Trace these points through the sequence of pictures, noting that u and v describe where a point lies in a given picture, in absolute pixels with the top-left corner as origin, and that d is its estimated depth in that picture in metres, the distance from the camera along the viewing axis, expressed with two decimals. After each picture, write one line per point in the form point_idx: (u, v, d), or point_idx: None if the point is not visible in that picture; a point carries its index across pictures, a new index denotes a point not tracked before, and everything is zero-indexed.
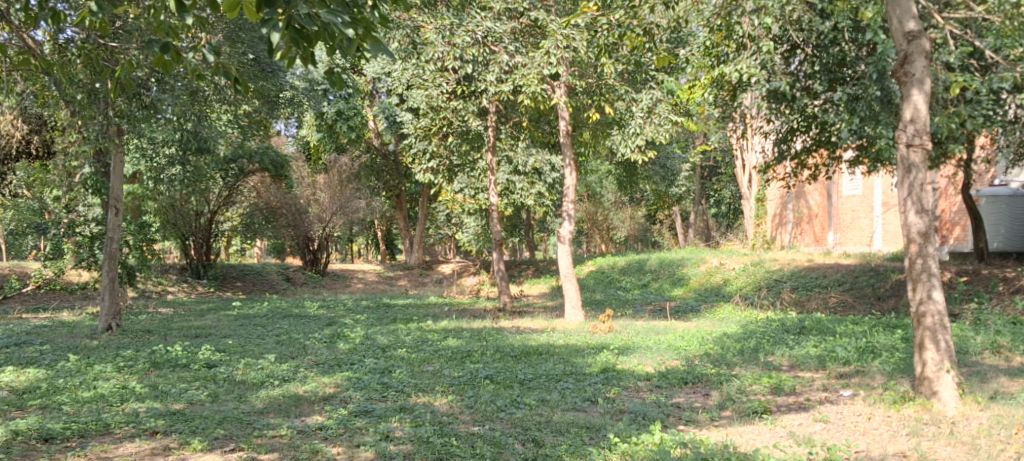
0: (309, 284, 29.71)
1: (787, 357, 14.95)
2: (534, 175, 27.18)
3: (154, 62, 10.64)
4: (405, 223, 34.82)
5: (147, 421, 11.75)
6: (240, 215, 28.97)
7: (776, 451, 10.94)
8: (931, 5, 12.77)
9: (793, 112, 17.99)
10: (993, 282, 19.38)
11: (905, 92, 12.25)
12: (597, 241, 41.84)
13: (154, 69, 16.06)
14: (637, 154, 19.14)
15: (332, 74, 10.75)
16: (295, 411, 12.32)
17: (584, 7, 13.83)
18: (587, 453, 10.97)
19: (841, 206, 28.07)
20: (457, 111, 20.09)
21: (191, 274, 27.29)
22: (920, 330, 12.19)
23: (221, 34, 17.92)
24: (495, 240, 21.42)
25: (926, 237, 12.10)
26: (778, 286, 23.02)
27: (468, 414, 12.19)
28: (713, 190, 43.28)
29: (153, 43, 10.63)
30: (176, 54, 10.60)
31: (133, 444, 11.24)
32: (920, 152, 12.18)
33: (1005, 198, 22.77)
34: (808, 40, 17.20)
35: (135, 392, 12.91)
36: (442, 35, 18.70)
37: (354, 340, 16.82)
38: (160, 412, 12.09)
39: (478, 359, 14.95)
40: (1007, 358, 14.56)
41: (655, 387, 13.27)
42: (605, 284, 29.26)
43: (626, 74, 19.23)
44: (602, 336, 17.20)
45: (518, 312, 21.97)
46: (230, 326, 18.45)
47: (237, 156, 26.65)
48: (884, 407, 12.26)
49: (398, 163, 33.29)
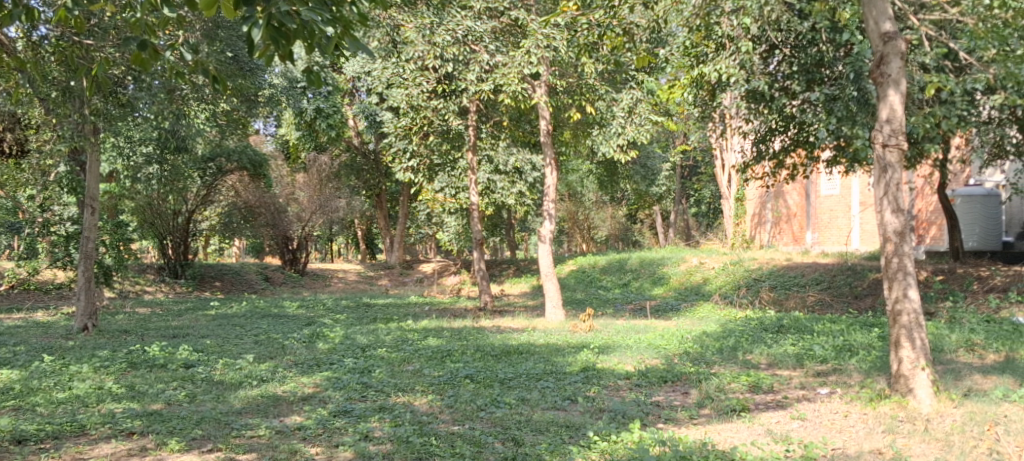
0: (288, 284, 29.59)
1: (765, 356, 15.01)
2: (516, 174, 27.23)
3: (130, 60, 10.53)
4: (385, 223, 34.80)
5: (124, 422, 11.70)
6: (218, 215, 28.82)
7: (753, 448, 11.00)
8: (908, 7, 12.88)
9: (772, 113, 18.15)
10: (968, 281, 19.50)
11: (881, 92, 12.31)
12: (578, 240, 41.99)
13: (131, 67, 15.95)
14: (619, 154, 19.13)
15: (311, 73, 10.68)
16: (273, 412, 12.29)
17: (565, 7, 13.78)
18: (567, 451, 10.98)
19: (819, 205, 28.21)
20: (437, 109, 20.07)
21: (169, 274, 27.02)
22: (897, 328, 12.26)
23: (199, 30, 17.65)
24: (477, 239, 21.34)
25: (903, 236, 12.18)
26: (757, 285, 23.08)
27: (448, 414, 12.18)
28: (694, 190, 43.53)
29: (130, 41, 10.51)
30: (157, 52, 10.52)
31: (109, 445, 11.18)
32: (896, 152, 12.26)
33: (981, 197, 22.80)
34: (787, 41, 17.29)
35: (111, 392, 12.84)
36: (422, 34, 18.59)
37: (334, 340, 16.80)
38: (136, 413, 12.04)
39: (458, 359, 14.94)
40: (980, 356, 14.70)
41: (636, 386, 13.29)
42: (586, 283, 29.25)
43: (607, 74, 19.38)
44: (583, 336, 17.13)
45: (499, 311, 21.88)
46: (209, 326, 18.36)
47: (216, 154, 26.86)
48: (861, 405, 12.33)
49: (378, 162, 33.32)
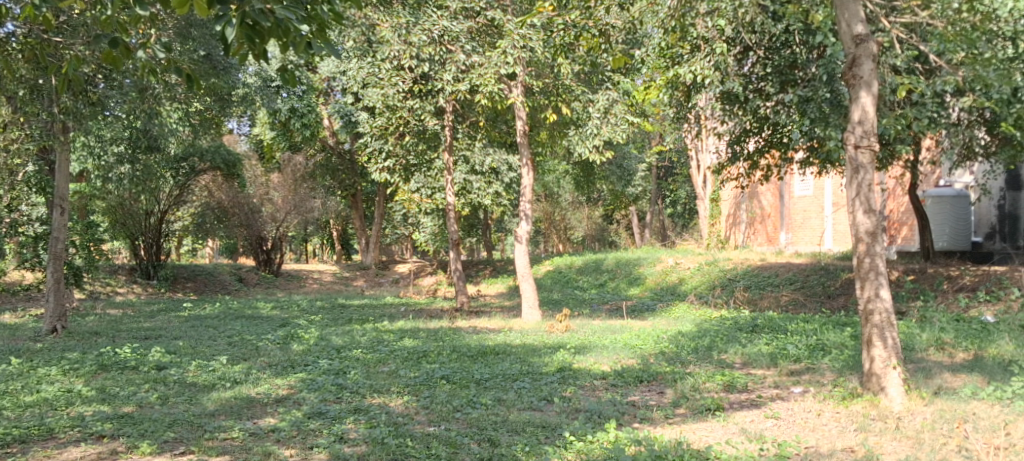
0: (262, 285, 29.48)
1: (740, 355, 15.10)
2: (491, 175, 27.25)
3: (101, 57, 10.53)
4: (361, 223, 34.70)
5: (94, 425, 11.62)
6: (192, 215, 28.70)
7: (728, 447, 11.05)
8: (879, 9, 13.01)
9: (746, 114, 18.32)
10: (938, 281, 19.67)
11: (854, 94, 12.40)
12: (555, 241, 42.13)
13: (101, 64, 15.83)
14: (595, 155, 19.20)
15: (286, 72, 10.65)
16: (247, 414, 12.24)
17: (540, 7, 13.85)
18: (543, 451, 10.99)
19: (793, 206, 28.41)
20: (413, 109, 20.06)
21: (141, 275, 26.80)
22: (869, 326, 12.36)
23: (173, 30, 17.59)
24: (453, 239, 21.31)
25: (875, 236, 12.29)
26: (731, 285, 23.21)
27: (424, 414, 12.19)
28: (670, 190, 43.78)
29: (101, 39, 10.52)
30: (128, 50, 10.51)
31: (78, 449, 11.09)
32: (868, 153, 12.35)
33: (950, 198, 22.98)
34: (761, 43, 17.42)
35: (81, 395, 12.75)
36: (398, 33, 18.63)
37: (308, 341, 16.78)
38: (107, 415, 11.96)
39: (434, 359, 14.95)
40: (951, 355, 14.83)
41: (612, 386, 13.33)
42: (562, 283, 29.32)
43: (583, 75, 19.42)
44: (559, 336, 17.19)
45: (475, 312, 21.92)
46: (181, 328, 18.28)
47: (189, 154, 26.40)
48: (834, 403, 12.42)
49: (353, 163, 33.24)
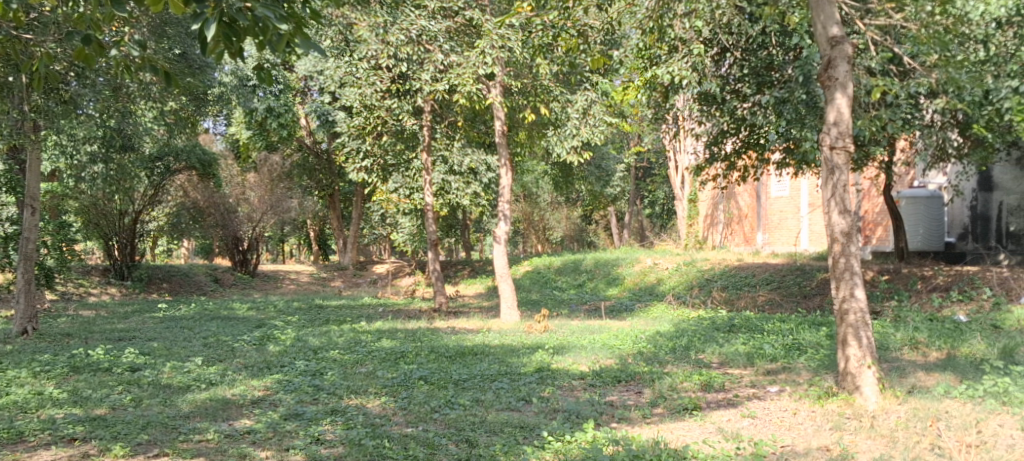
0: (238, 285, 29.37)
1: (717, 354, 15.18)
2: (470, 175, 27.24)
3: (75, 54, 10.55)
4: (338, 224, 34.62)
5: (65, 428, 11.53)
6: (166, 215, 28.46)
7: (705, 446, 11.11)
8: (854, 12, 13.11)
9: (724, 115, 18.46)
10: (913, 281, 19.81)
11: (829, 96, 12.48)
12: (533, 241, 42.24)
13: (73, 62, 15.69)
14: (573, 155, 19.28)
15: (262, 71, 10.62)
16: (222, 415, 12.19)
17: (518, 7, 13.82)
18: (521, 452, 11.00)
19: (770, 206, 28.56)
20: (391, 109, 20.03)
21: (115, 276, 26.63)
22: (845, 326, 12.44)
23: (147, 28, 17.48)
24: (431, 239, 21.28)
25: (850, 236, 12.38)
26: (708, 285, 23.31)
27: (401, 415, 12.17)
28: (648, 191, 43.97)
29: (73, 36, 10.52)
30: (101, 47, 10.53)
31: (49, 452, 11.02)
32: (844, 154, 12.43)
33: (924, 198, 23.28)
34: (738, 44, 17.58)
35: (52, 398, 12.67)
36: (376, 33, 18.59)
37: (285, 341, 16.73)
38: (78, 418, 11.88)
39: (413, 360, 14.97)
40: (924, 354, 14.96)
41: (590, 386, 13.36)
42: (541, 284, 29.37)
43: (562, 76, 19.43)
44: (538, 336, 17.24)
45: (453, 312, 21.97)
46: (156, 329, 18.17)
47: (165, 153, 26.19)
48: (809, 402, 12.49)
49: (330, 163, 33.15)
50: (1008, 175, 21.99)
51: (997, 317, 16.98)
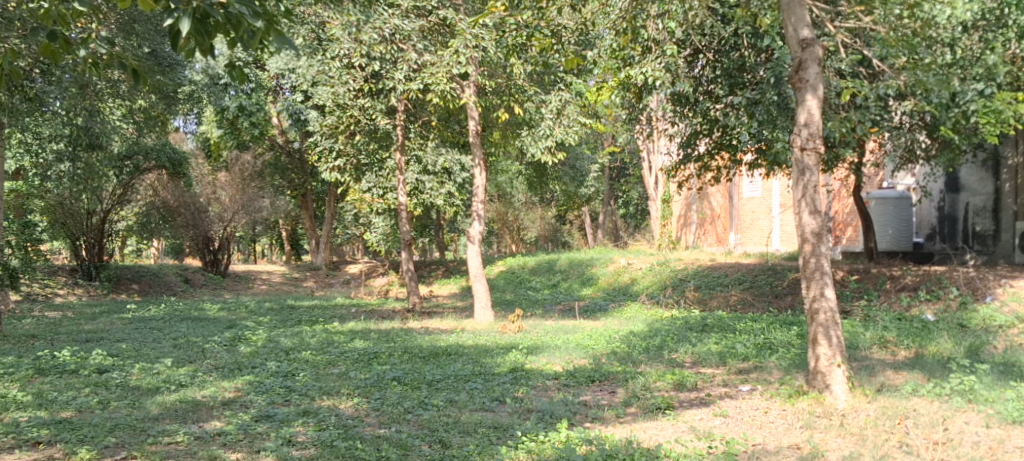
0: (209, 285, 29.18)
1: (690, 354, 15.25)
2: (444, 175, 27.22)
3: (40, 50, 10.50)
4: (311, 223, 34.51)
5: (29, 431, 11.41)
6: (135, 214, 28.62)
7: (677, 445, 11.16)
8: (824, 15, 13.21)
9: (697, 116, 18.61)
10: (882, 280, 19.98)
11: (800, 97, 12.56)
12: (507, 241, 42.37)
13: (38, 59, 15.47)
14: (547, 156, 19.36)
15: (234, 68, 10.56)
16: (192, 417, 12.12)
17: (493, 7, 13.79)
18: (495, 452, 11.01)
19: (742, 207, 28.72)
20: (364, 108, 20.04)
21: (83, 276, 26.29)
22: (815, 326, 12.54)
23: (113, 25, 17.45)
24: (405, 240, 21.23)
25: (820, 237, 12.47)
26: (682, 285, 23.41)
27: (374, 417, 12.14)
28: (622, 191, 44.17)
29: (39, 32, 10.41)
30: (66, 43, 10.52)
31: (12, 456, 10.92)
32: (814, 156, 12.53)
33: (893, 200, 23.50)
34: (710, 46, 17.75)
35: (17, 401, 12.54)
36: (347, 32, 18.46)
37: (256, 342, 16.63)
38: (43, 422, 11.76)
39: (386, 360, 14.95)
40: (893, 352, 15.11)
41: (563, 386, 13.39)
42: (515, 284, 29.41)
43: (536, 75, 19.46)
44: (512, 336, 17.27)
45: (427, 312, 21.97)
46: (125, 330, 18.02)
47: (134, 152, 26.34)
48: (780, 401, 12.58)
49: (303, 162, 33.03)
50: (974, 177, 22.16)
51: (964, 317, 17.17)
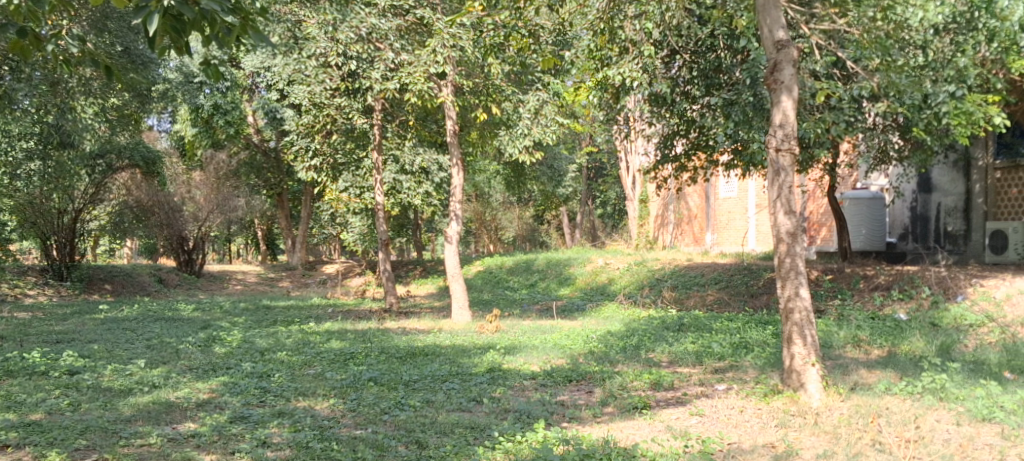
0: (184, 286, 28.97)
1: (666, 354, 15.30)
2: (422, 174, 27.19)
3: (9, 47, 10.41)
4: (287, 223, 34.41)
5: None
6: (108, 215, 27.63)
7: (654, 445, 11.19)
8: (799, 16, 13.27)
9: (673, 116, 18.68)
10: (855, 280, 20.12)
11: (775, 98, 12.62)
12: (485, 241, 42.40)
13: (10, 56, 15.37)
14: (525, 155, 19.36)
15: (209, 67, 10.50)
16: (165, 419, 12.05)
17: (471, 7, 13.79)
18: (471, 452, 11.01)
19: (719, 207, 28.83)
20: (340, 108, 19.99)
21: (53, 276, 26.14)
22: (789, 325, 12.62)
23: (82, 22, 17.39)
24: (382, 240, 21.17)
25: (795, 237, 12.54)
26: (659, 285, 23.49)
27: (350, 417, 12.13)
28: (600, 191, 44.32)
29: (8, 29, 10.35)
30: (37, 39, 10.48)
31: None
32: (789, 156, 12.59)
33: (866, 200, 23.65)
34: (687, 47, 17.75)
35: None
36: (325, 30, 18.63)
37: (231, 343, 16.56)
38: (12, 424, 11.66)
39: (363, 361, 14.91)
40: (866, 351, 15.20)
41: (541, 386, 13.40)
42: (493, 283, 29.41)
43: (513, 75, 19.46)
44: (489, 336, 17.26)
45: (404, 312, 21.95)
46: (97, 330, 17.90)
47: (106, 151, 25.89)
48: (756, 400, 12.64)
49: (278, 161, 32.93)
50: (945, 178, 22.34)
51: (936, 316, 17.31)
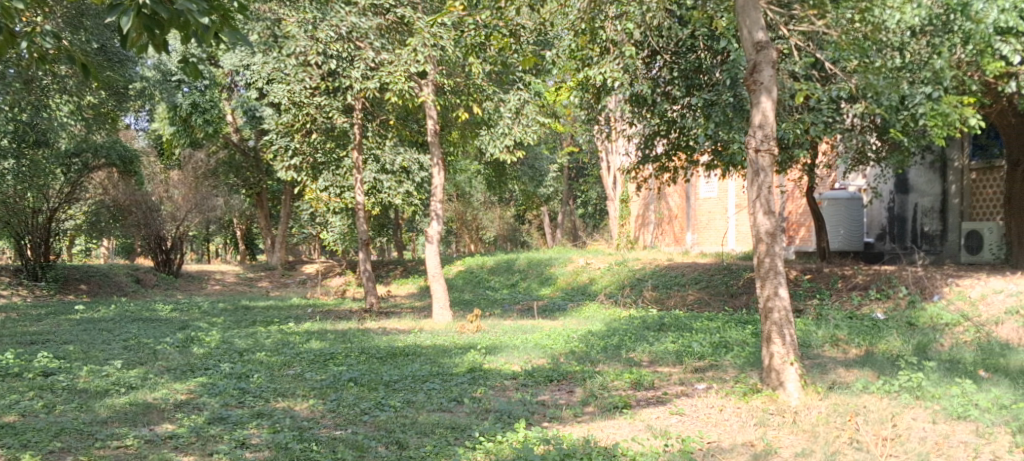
0: (162, 286, 28.79)
1: (646, 353, 15.33)
2: (403, 174, 27.16)
3: None
4: (266, 222, 34.31)
5: None
6: (84, 214, 27.66)
7: (634, 444, 11.23)
8: (779, 18, 13.34)
9: (654, 116, 18.74)
10: (833, 279, 20.24)
11: (755, 99, 12.68)
12: (466, 241, 42.38)
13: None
14: (506, 155, 19.35)
15: (187, 64, 10.44)
16: (142, 420, 11.99)
17: (451, 7, 13.77)
18: (452, 453, 11.01)
19: (699, 207, 28.92)
20: (320, 107, 20.03)
21: (27, 276, 25.90)
22: (769, 324, 12.67)
23: (57, 21, 17.27)
24: (363, 239, 21.13)
25: (774, 237, 12.60)
26: (639, 285, 23.54)
27: (330, 418, 12.10)
28: (581, 191, 44.42)
29: None
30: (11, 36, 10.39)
31: None
32: (768, 157, 12.65)
33: (844, 200, 23.65)
34: (668, 47, 17.77)
35: None
36: (305, 29, 18.53)
37: (210, 343, 16.51)
38: None
39: (342, 361, 14.88)
40: (844, 351, 15.28)
41: (522, 386, 13.42)
42: (474, 283, 29.40)
43: (494, 75, 19.47)
44: (469, 336, 17.25)
45: (384, 312, 21.92)
46: (73, 331, 17.77)
47: (82, 149, 25.86)
48: (735, 399, 12.68)
49: (258, 160, 32.90)
50: (922, 179, 22.55)
51: (913, 315, 17.42)
